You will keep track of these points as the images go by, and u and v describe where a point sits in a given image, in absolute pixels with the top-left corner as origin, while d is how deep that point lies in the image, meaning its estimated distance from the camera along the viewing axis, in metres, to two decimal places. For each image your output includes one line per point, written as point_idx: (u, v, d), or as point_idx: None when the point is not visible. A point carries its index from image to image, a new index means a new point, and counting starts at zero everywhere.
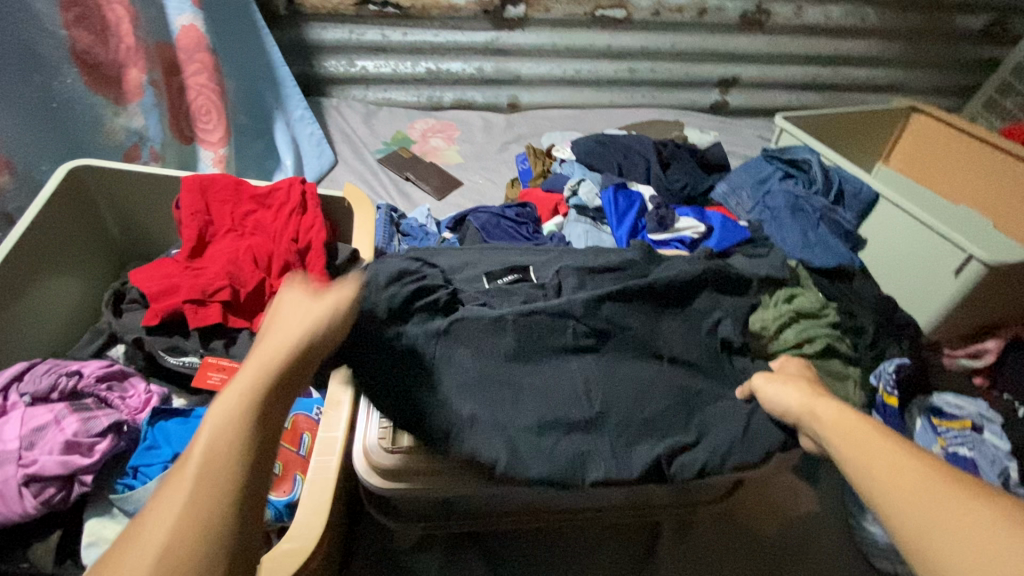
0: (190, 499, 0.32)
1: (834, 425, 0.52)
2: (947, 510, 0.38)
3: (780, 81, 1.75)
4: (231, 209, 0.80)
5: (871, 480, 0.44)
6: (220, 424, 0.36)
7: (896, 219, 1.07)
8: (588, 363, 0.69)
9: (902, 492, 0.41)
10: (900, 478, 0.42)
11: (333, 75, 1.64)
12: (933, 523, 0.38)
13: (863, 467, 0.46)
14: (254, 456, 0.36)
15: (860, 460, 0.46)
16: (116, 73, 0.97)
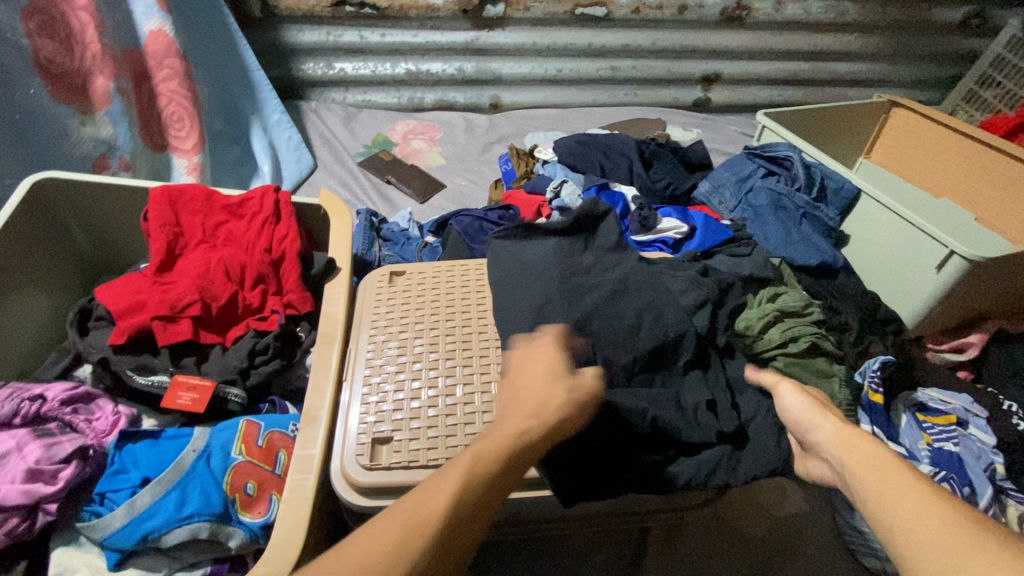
0: (426, 525, 0.38)
1: (862, 455, 0.54)
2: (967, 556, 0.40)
3: (762, 76, 1.75)
4: (202, 220, 0.78)
5: (891, 515, 0.46)
6: (468, 470, 0.41)
7: (878, 215, 1.07)
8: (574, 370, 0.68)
9: (923, 531, 0.43)
10: (922, 519, 0.44)
11: (311, 78, 1.61)
12: (949, 565, 0.41)
13: (887, 500, 0.48)
14: (470, 516, 0.40)
15: (886, 494, 0.48)
16: (83, 82, 0.95)
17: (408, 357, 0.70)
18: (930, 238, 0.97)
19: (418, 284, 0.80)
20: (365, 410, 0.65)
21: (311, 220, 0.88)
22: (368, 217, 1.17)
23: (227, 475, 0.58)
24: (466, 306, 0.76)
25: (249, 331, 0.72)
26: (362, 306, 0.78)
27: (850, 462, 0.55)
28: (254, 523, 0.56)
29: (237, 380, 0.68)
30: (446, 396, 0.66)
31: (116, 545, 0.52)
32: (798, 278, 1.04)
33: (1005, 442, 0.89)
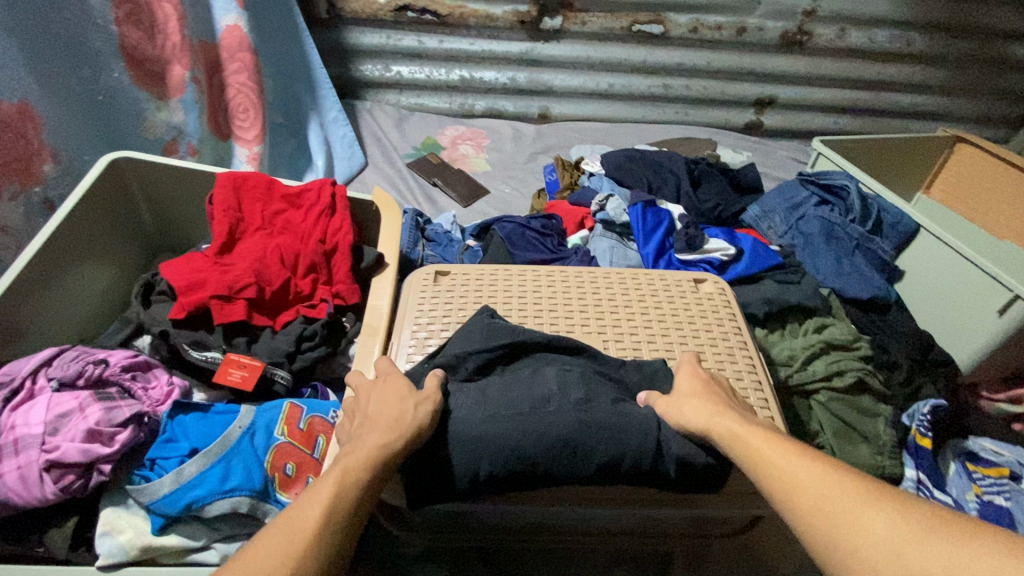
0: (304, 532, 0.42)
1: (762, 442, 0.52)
2: (881, 530, 0.41)
3: (819, 103, 1.71)
4: (262, 207, 0.82)
5: (814, 526, 0.44)
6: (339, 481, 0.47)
7: (936, 252, 1.03)
8: (527, 391, 0.63)
9: (851, 522, 0.42)
10: (831, 507, 0.44)
11: (368, 79, 1.66)
12: (873, 547, 0.40)
13: (813, 502, 0.45)
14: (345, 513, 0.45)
15: (796, 500, 0.46)
16: (161, 69, 0.99)
17: None
18: (993, 280, 0.93)
19: (461, 286, 0.81)
20: None
21: (363, 215, 0.92)
22: (415, 217, 1.19)
23: (269, 454, 0.60)
24: (432, 318, 0.77)
25: (298, 316, 0.74)
26: (406, 298, 0.81)
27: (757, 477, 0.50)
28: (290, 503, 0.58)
29: (283, 363, 0.70)
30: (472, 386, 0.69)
31: (161, 510, 0.54)
32: (848, 311, 1.01)
33: None
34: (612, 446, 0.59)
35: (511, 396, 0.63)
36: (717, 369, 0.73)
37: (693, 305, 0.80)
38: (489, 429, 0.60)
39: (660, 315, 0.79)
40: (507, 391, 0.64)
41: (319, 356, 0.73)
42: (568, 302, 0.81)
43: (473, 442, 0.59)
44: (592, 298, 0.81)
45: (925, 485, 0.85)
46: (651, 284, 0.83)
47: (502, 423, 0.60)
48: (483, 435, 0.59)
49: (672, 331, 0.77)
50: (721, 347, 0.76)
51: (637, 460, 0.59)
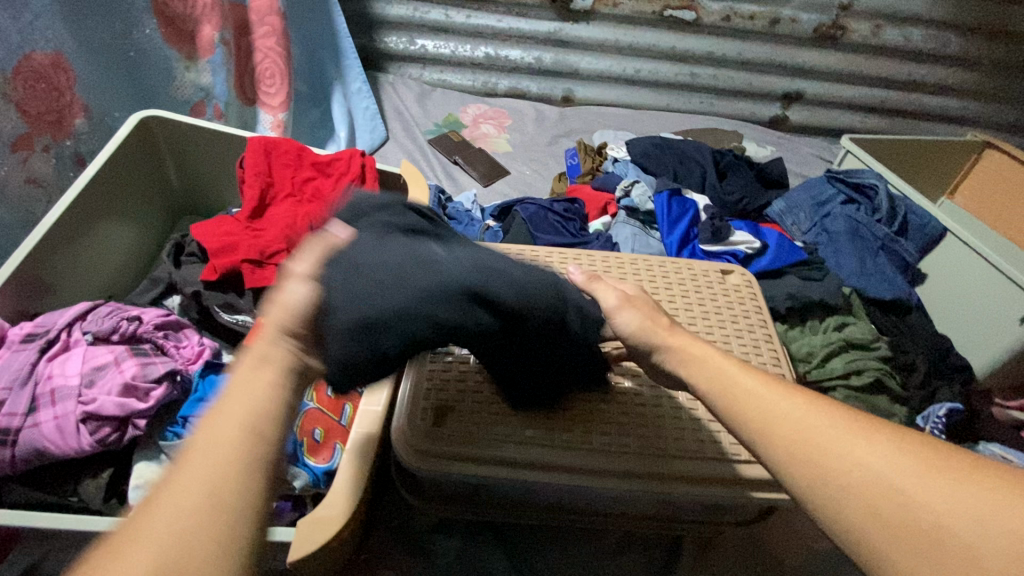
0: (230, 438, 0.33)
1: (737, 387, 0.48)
2: (874, 463, 0.38)
3: (847, 101, 1.69)
4: (292, 174, 0.81)
5: (801, 464, 0.40)
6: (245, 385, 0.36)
7: (961, 256, 1.02)
8: (394, 254, 0.46)
9: (841, 455, 0.39)
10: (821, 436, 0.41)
11: (392, 51, 1.64)
12: (864, 480, 0.37)
13: (798, 433, 0.42)
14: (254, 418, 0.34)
15: (779, 432, 0.43)
16: (190, 28, 0.94)
17: None
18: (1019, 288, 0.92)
19: None
20: (425, 375, 0.68)
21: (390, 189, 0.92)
22: (438, 194, 1.20)
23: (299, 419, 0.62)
24: None
25: None
26: None
27: (733, 411, 0.46)
28: (318, 468, 0.59)
29: None
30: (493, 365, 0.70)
31: None
32: (868, 311, 1.00)
33: None
34: (525, 297, 0.51)
35: (379, 256, 0.45)
36: (741, 359, 0.73)
37: (719, 295, 0.80)
38: (367, 301, 0.43)
39: (687, 304, 0.79)
40: (377, 256, 0.45)
41: None
42: None
43: (348, 312, 0.42)
44: (620, 283, 0.81)
45: None
46: (679, 273, 0.83)
47: (374, 291, 0.43)
48: (370, 310, 0.43)
49: (699, 320, 0.77)
50: (746, 339, 0.76)
51: (548, 314, 0.53)
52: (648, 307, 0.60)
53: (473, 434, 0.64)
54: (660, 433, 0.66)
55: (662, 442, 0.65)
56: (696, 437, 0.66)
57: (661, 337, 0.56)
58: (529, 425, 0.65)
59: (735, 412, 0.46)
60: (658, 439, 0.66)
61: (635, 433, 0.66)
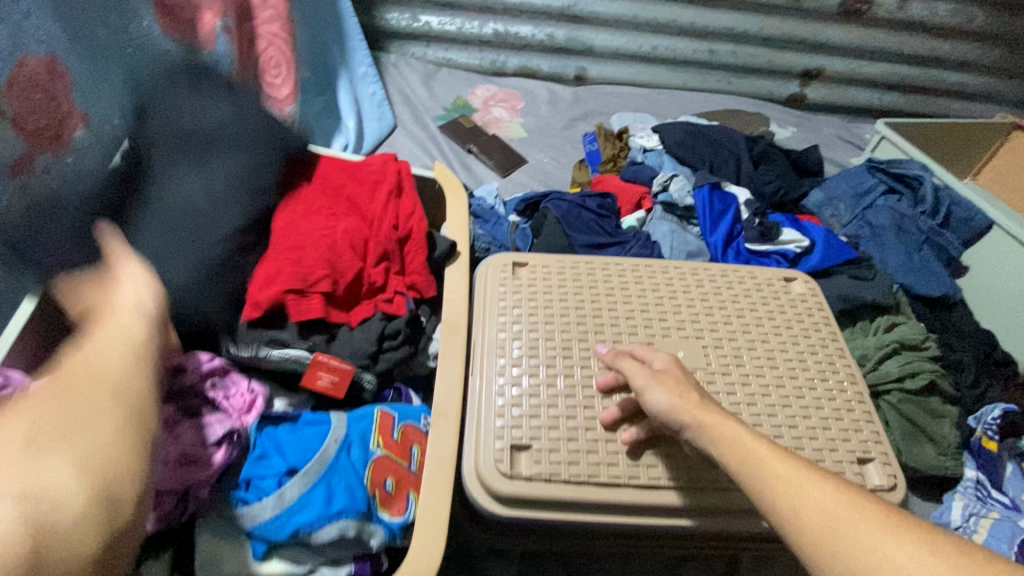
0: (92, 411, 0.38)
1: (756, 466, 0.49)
2: (905, 560, 0.39)
3: (867, 78, 1.64)
4: (321, 184, 0.75)
5: (834, 555, 0.42)
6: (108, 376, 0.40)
7: (1007, 251, 1.01)
8: None
9: (870, 549, 0.40)
10: (840, 524, 0.43)
11: (394, 28, 1.53)
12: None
13: (826, 524, 0.43)
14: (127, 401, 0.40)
15: (810, 521, 0.44)
16: (192, 17, 0.88)
17: (537, 362, 0.68)
18: None
19: (543, 280, 0.76)
20: (495, 412, 0.63)
21: (425, 195, 0.85)
22: None
23: (368, 470, 0.56)
24: (517, 317, 0.71)
25: (378, 312, 0.69)
26: (480, 293, 0.75)
27: (766, 499, 0.47)
28: (393, 523, 0.54)
29: (369, 367, 0.66)
30: (566, 397, 0.65)
31: (265, 536, 0.50)
32: (915, 308, 0.99)
33: None
34: None
35: None
36: (820, 379, 0.70)
37: (789, 306, 0.77)
38: None
39: (756, 318, 0.75)
40: None
41: (392, 361, 0.68)
42: (659, 302, 0.76)
43: None
44: (685, 297, 0.76)
45: (984, 486, 0.88)
46: (742, 282, 0.79)
47: None
48: None
49: (772, 336, 0.73)
50: (822, 355, 0.73)
51: None
52: (680, 381, 0.57)
53: (565, 479, 0.60)
54: (676, 462, 0.62)
55: (678, 472, 0.62)
56: (712, 465, 0.62)
57: (694, 417, 0.54)
58: (614, 463, 0.61)
59: (772, 499, 0.46)
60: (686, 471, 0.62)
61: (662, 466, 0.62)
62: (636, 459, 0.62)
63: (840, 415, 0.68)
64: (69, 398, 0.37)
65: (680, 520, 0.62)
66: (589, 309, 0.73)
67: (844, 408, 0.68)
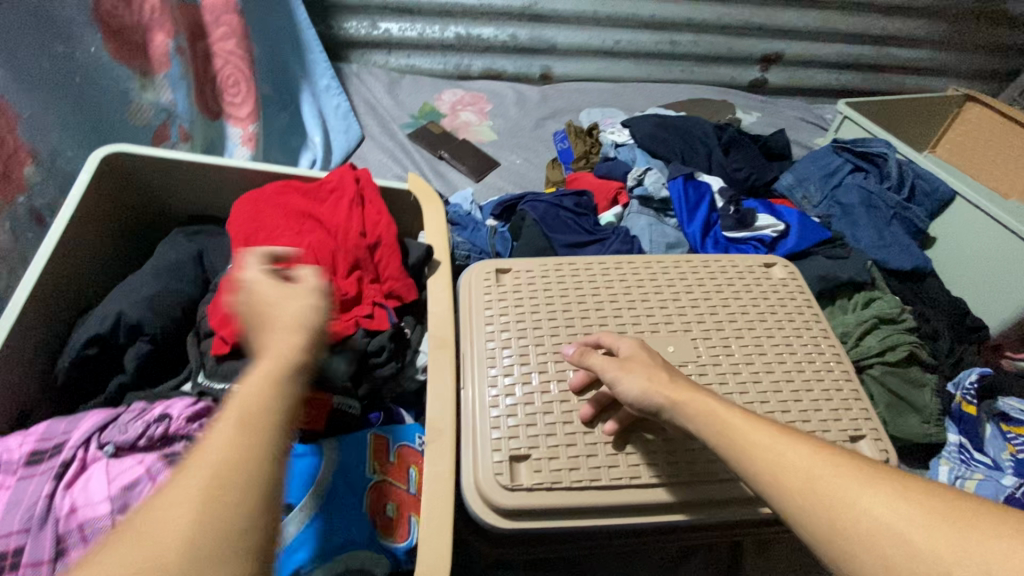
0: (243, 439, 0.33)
1: (742, 436, 0.47)
2: (882, 513, 0.37)
3: (824, 60, 1.68)
4: (284, 209, 0.72)
5: (820, 514, 0.39)
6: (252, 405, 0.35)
7: (970, 220, 1.04)
8: None
9: (846, 503, 0.38)
10: (820, 482, 0.40)
11: (353, 38, 1.51)
12: (884, 537, 0.36)
13: (805, 481, 0.41)
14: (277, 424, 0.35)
15: (788, 483, 0.42)
16: (141, 39, 0.85)
17: (528, 369, 0.67)
18: None
19: (527, 284, 0.75)
20: (491, 424, 0.63)
21: (400, 208, 0.83)
22: None
23: (367, 496, 0.55)
24: (506, 324, 0.71)
25: (359, 328, 0.66)
26: (465, 303, 0.74)
27: (747, 468, 0.45)
28: (397, 549, 0.54)
29: (350, 391, 0.64)
30: (560, 402, 0.65)
31: None
32: (889, 282, 1.02)
33: None
34: None
35: None
36: (807, 362, 0.71)
37: (770, 292, 0.78)
38: None
39: (741, 306, 0.76)
40: None
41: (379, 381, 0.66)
42: (644, 298, 0.76)
43: None
44: (670, 291, 0.76)
45: (967, 449, 0.90)
46: (724, 272, 0.80)
47: None
48: None
49: (757, 323, 0.74)
50: (806, 337, 0.74)
51: None
52: (647, 365, 0.57)
53: (567, 485, 0.59)
54: (674, 459, 0.62)
55: (676, 468, 0.61)
56: (710, 459, 0.62)
57: (666, 396, 0.53)
58: (615, 466, 0.61)
59: (753, 470, 0.45)
60: (670, 467, 0.61)
61: (646, 461, 0.61)
62: (626, 450, 0.62)
63: (832, 396, 0.68)
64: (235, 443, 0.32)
65: (687, 515, 0.62)
66: (576, 311, 0.73)
67: (833, 388, 0.69)
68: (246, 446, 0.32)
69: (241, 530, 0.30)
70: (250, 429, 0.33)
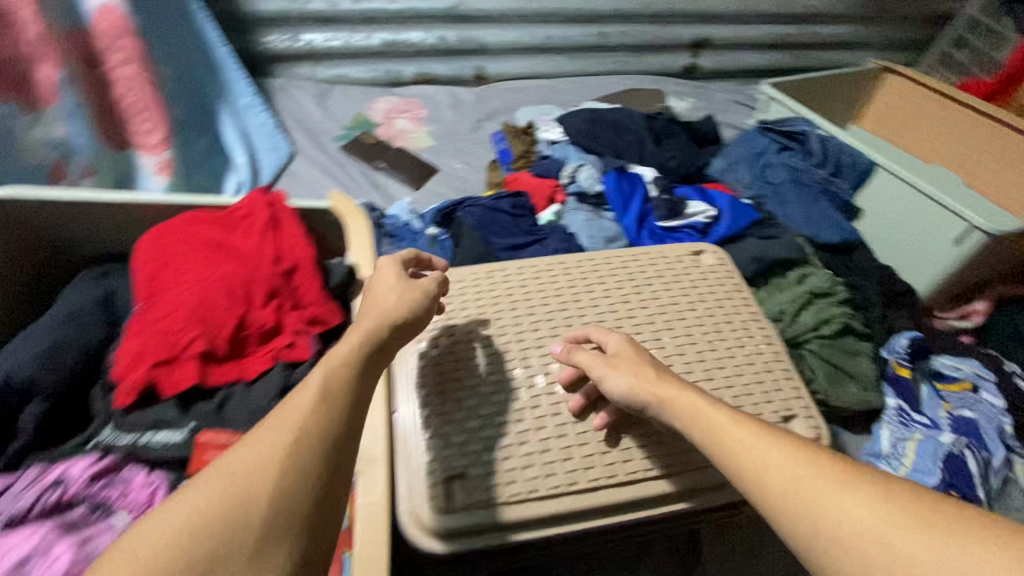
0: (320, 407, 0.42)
1: (732, 439, 0.49)
2: (864, 514, 0.38)
3: (751, 41, 1.71)
4: (192, 240, 0.68)
5: (805, 517, 0.41)
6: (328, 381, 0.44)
7: (892, 190, 1.08)
8: None
9: (829, 507, 0.40)
10: (806, 484, 0.42)
11: (276, 51, 1.46)
12: (864, 538, 0.37)
13: (791, 485, 0.43)
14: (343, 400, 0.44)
15: (775, 483, 0.44)
16: (26, 71, 0.80)
17: (463, 384, 0.66)
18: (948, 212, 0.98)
19: (456, 296, 0.74)
20: (427, 444, 0.62)
21: (322, 227, 0.80)
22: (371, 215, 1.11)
23: None
24: (437, 339, 0.69)
25: (278, 363, 0.63)
26: None
27: (731, 462, 0.48)
28: None
29: None
30: (495, 415, 0.64)
31: None
32: (821, 256, 1.04)
33: (1016, 403, 0.97)
34: None
35: None
36: (738, 347, 0.72)
37: (700, 280, 0.79)
38: None
39: (672, 297, 0.76)
40: None
41: None
42: (577, 298, 0.76)
43: None
44: (602, 290, 0.77)
45: (906, 411, 0.95)
46: (654, 264, 0.80)
47: None
48: None
49: (688, 312, 0.75)
50: (737, 322, 0.75)
51: None
52: (632, 361, 0.60)
53: (508, 500, 0.59)
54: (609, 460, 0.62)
55: (612, 468, 0.62)
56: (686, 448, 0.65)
57: (650, 394, 0.56)
58: (551, 474, 0.61)
59: (742, 474, 0.47)
60: (604, 469, 0.62)
61: (582, 466, 0.62)
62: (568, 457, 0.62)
63: (764, 379, 0.69)
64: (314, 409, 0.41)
65: (630, 513, 0.61)
66: (508, 319, 0.72)
67: (764, 371, 0.70)
68: (334, 421, 0.42)
69: (314, 496, 0.38)
70: (321, 401, 0.42)
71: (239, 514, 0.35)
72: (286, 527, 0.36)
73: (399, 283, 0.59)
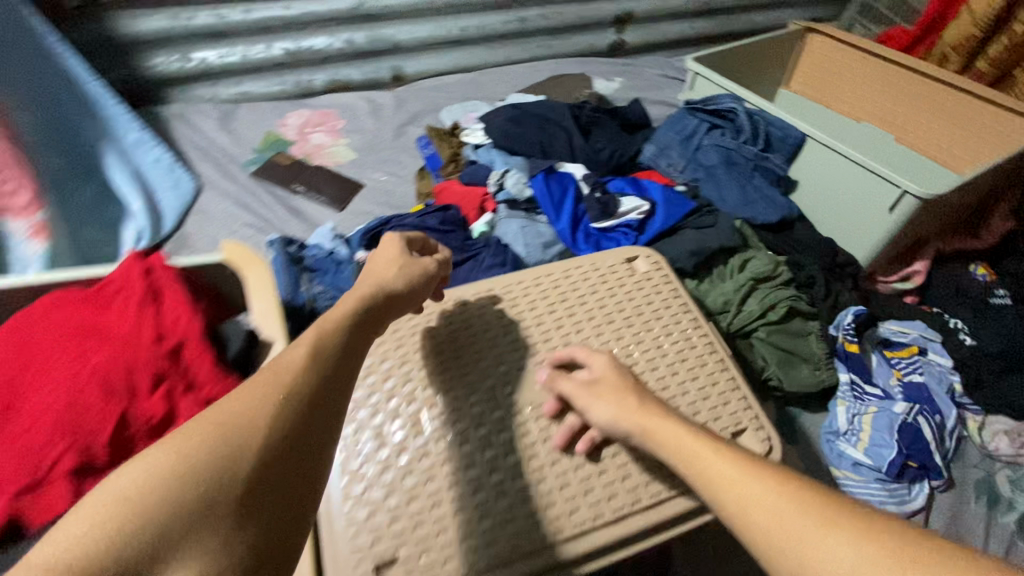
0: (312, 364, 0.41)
1: (717, 473, 0.47)
2: (847, 554, 0.35)
3: (674, 11, 1.66)
4: (57, 330, 0.60)
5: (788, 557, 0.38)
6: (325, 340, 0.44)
7: (824, 160, 1.05)
8: None
9: (809, 550, 0.37)
10: (787, 519, 0.40)
11: (166, 75, 1.33)
12: None
13: (773, 522, 0.40)
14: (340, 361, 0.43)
15: (759, 518, 0.41)
16: None
17: (389, 452, 0.60)
18: (880, 179, 0.96)
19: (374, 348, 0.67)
20: (352, 527, 0.56)
21: (222, 282, 0.73)
22: (284, 248, 1.00)
23: None
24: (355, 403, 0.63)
25: None
26: None
27: (717, 492, 0.46)
28: None
29: None
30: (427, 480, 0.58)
31: None
32: (760, 237, 1.02)
33: (961, 361, 0.99)
34: None
35: None
36: (680, 361, 0.68)
37: (634, 292, 0.74)
38: None
39: (607, 315, 0.72)
40: None
41: None
42: (507, 330, 0.71)
43: None
44: (533, 318, 0.72)
45: (858, 385, 0.94)
46: (586, 279, 0.75)
47: None
48: None
49: (624, 329, 0.71)
50: (677, 333, 0.71)
51: None
52: (617, 388, 0.60)
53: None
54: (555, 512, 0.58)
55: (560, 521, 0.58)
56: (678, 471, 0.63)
57: (637, 424, 0.56)
58: (495, 540, 0.56)
59: (727, 510, 0.44)
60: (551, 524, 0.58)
61: (527, 524, 0.57)
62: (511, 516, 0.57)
63: (709, 395, 0.66)
64: (308, 366, 0.41)
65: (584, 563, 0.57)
66: (433, 365, 0.66)
67: (709, 384, 0.67)
68: (323, 376, 0.41)
69: (279, 444, 0.35)
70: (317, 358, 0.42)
71: (231, 451, 0.33)
72: (272, 469, 0.34)
73: (402, 257, 0.60)
